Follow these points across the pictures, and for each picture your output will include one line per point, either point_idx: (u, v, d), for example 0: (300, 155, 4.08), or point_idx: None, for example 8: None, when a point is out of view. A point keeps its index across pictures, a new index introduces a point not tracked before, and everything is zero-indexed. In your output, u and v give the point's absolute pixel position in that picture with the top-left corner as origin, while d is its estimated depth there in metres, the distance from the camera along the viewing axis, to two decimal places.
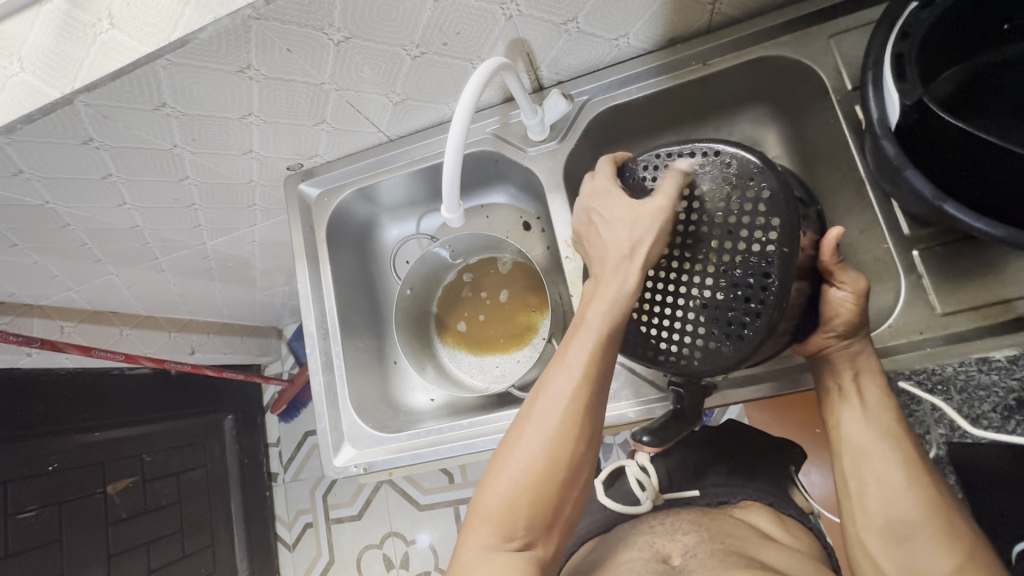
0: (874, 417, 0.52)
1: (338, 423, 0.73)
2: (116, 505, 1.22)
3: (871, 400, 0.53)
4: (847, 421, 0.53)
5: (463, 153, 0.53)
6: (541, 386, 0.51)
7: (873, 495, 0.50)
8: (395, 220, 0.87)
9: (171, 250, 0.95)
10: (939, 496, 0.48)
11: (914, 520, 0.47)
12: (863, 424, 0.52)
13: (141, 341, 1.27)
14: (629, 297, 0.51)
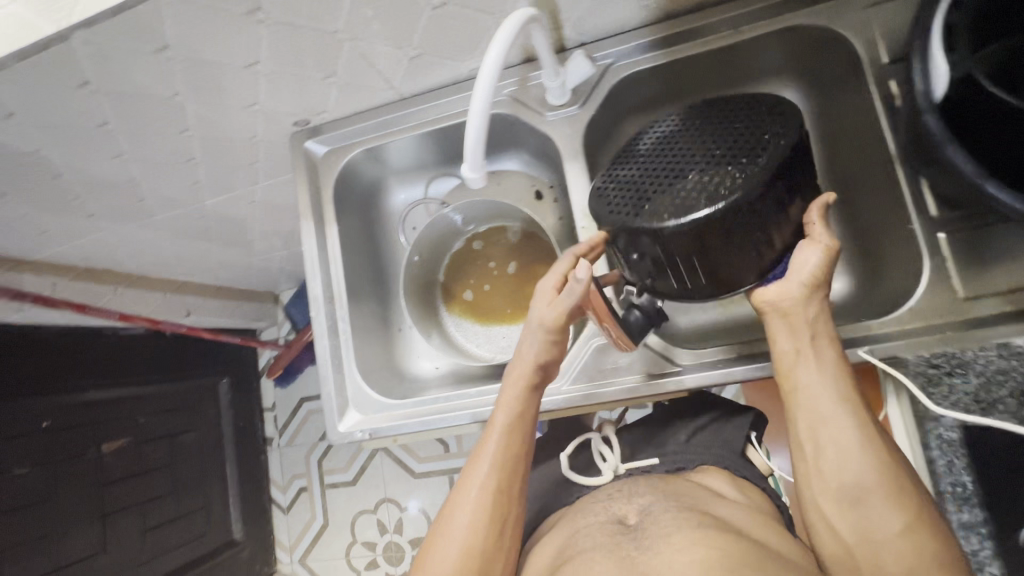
0: (832, 381, 0.54)
1: (343, 388, 0.72)
2: (109, 466, 1.21)
3: (829, 363, 0.54)
4: (805, 379, 0.55)
5: (489, 112, 0.52)
6: (463, 488, 0.62)
7: (829, 459, 0.53)
8: (403, 184, 0.85)
9: (167, 207, 0.92)
10: (888, 456, 0.51)
11: (868, 482, 0.51)
12: (820, 381, 0.54)
13: (136, 301, 1.25)
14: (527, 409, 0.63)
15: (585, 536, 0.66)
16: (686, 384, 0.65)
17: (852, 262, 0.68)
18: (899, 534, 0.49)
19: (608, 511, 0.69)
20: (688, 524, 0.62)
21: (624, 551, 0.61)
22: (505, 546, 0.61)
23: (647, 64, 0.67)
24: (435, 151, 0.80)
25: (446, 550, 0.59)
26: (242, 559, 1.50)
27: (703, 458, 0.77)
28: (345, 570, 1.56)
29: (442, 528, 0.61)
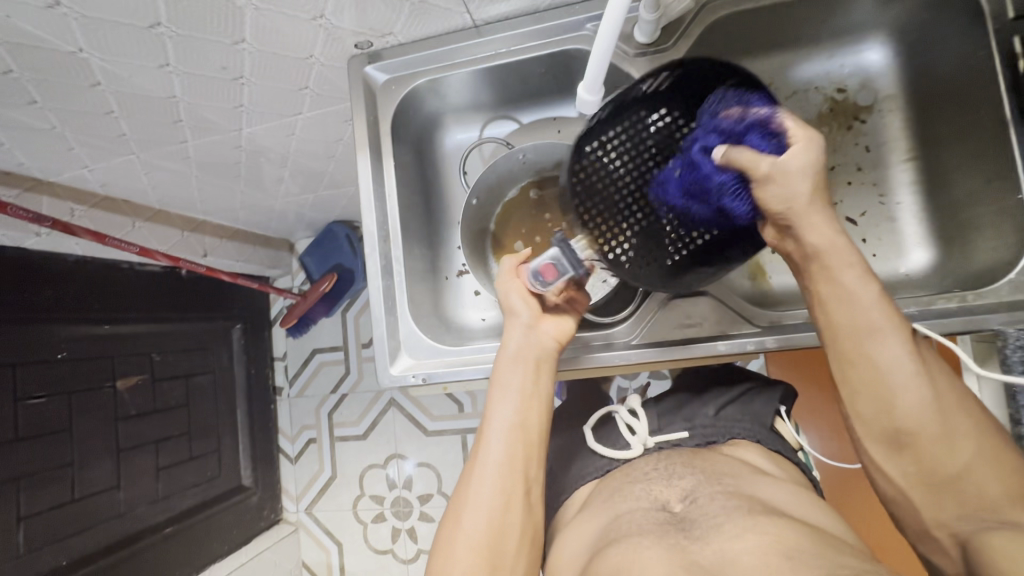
0: (874, 319, 0.52)
1: (395, 331, 0.69)
2: (126, 400, 1.19)
3: (869, 299, 0.52)
4: (833, 313, 0.54)
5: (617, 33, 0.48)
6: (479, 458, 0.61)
7: (872, 406, 0.53)
8: (459, 123, 0.80)
9: (203, 133, 0.86)
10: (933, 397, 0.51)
11: (915, 426, 0.51)
12: (851, 314, 0.53)
13: (154, 236, 1.19)
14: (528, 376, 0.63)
15: (628, 519, 0.64)
16: (764, 347, 0.63)
17: (935, 233, 0.67)
18: (960, 471, 0.50)
19: (649, 497, 0.67)
20: (749, 502, 0.61)
21: (672, 539, 0.58)
22: (524, 513, 0.60)
23: (747, 4, 0.62)
24: (496, 89, 0.75)
25: (470, 516, 0.59)
26: (252, 504, 1.50)
27: (734, 430, 0.76)
28: (352, 522, 1.56)
29: (464, 493, 0.61)
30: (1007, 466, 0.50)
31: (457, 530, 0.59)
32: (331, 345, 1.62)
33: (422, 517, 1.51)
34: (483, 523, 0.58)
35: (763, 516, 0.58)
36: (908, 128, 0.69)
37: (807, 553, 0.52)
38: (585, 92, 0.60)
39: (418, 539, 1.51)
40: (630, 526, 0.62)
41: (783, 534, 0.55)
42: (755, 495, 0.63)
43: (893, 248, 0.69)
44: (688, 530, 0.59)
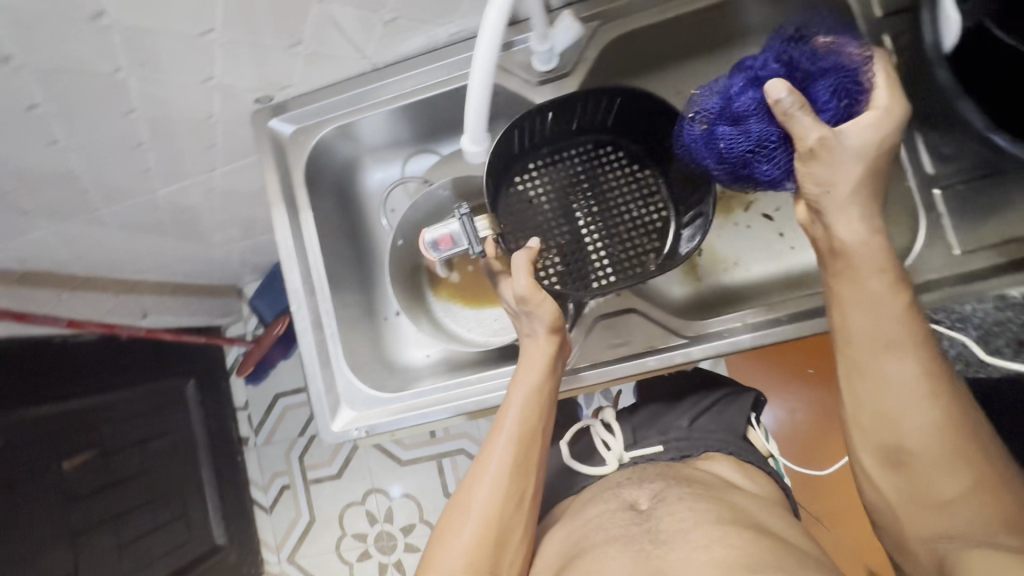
0: (879, 315, 0.53)
1: (333, 385, 0.67)
2: (76, 480, 1.12)
3: (880, 292, 0.53)
4: (858, 327, 0.54)
5: (491, 82, 0.52)
6: (479, 468, 0.64)
7: (876, 417, 0.53)
8: (378, 162, 0.79)
9: (115, 199, 0.83)
10: (945, 414, 0.51)
11: (917, 444, 0.52)
12: (873, 330, 0.53)
13: (85, 305, 1.14)
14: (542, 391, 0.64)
15: (599, 524, 0.70)
16: (691, 357, 0.66)
17: None
18: (941, 456, 0.51)
19: (619, 498, 0.73)
20: (718, 508, 0.67)
21: (638, 543, 0.65)
22: (524, 514, 0.63)
23: (636, 25, 0.64)
24: (411, 129, 0.75)
25: (464, 527, 0.61)
26: (229, 562, 1.45)
27: (705, 442, 0.82)
28: (336, 564, 1.53)
29: (462, 504, 0.63)
30: (983, 459, 0.50)
31: (450, 538, 0.61)
32: (293, 388, 1.58)
33: (407, 549, 1.49)
34: (477, 534, 0.60)
35: (730, 527, 0.63)
36: None
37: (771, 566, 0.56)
38: (471, 144, 0.63)
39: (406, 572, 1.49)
40: (602, 533, 0.68)
41: (742, 540, 0.61)
42: (726, 500, 0.69)
43: (808, 239, 0.73)
44: (653, 534, 0.66)
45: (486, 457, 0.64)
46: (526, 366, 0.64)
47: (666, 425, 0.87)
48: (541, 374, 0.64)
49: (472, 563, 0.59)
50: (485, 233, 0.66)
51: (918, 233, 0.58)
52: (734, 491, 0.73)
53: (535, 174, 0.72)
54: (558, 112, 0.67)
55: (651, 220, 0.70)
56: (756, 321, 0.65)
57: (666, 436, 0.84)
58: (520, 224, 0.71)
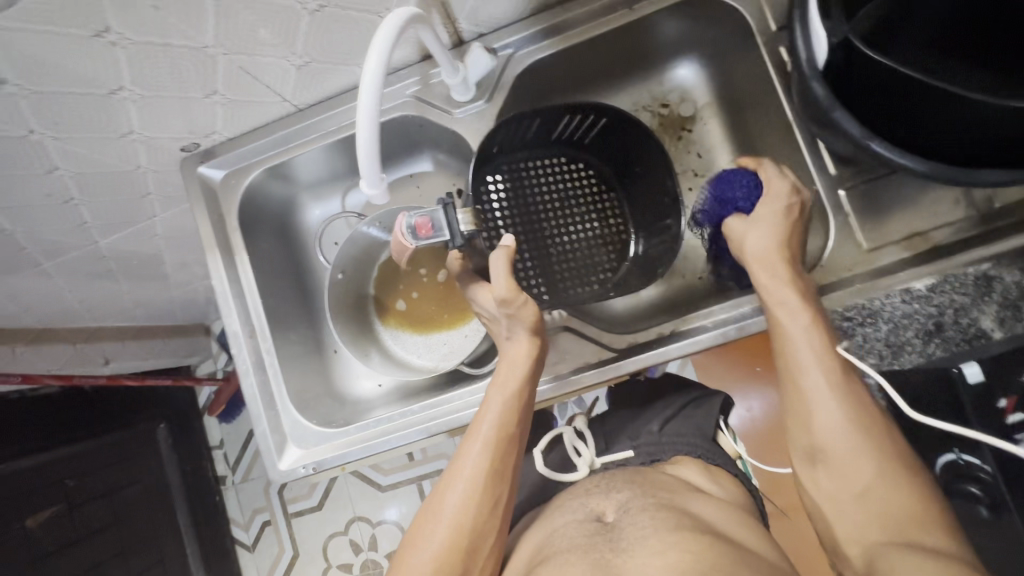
0: (800, 351, 0.58)
1: (279, 425, 0.67)
2: (40, 538, 1.10)
3: (798, 330, 0.58)
4: (788, 325, 0.59)
5: (378, 125, 0.49)
6: (453, 472, 0.62)
7: (806, 416, 0.57)
8: (317, 199, 0.80)
9: (55, 254, 0.83)
10: (862, 411, 0.55)
11: (839, 440, 0.55)
12: (801, 330, 0.58)
13: (41, 358, 1.12)
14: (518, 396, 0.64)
15: (562, 535, 0.70)
16: (624, 371, 0.68)
17: None
18: (869, 490, 0.52)
19: (586, 509, 0.73)
20: (678, 516, 0.67)
21: (598, 553, 0.64)
22: (498, 518, 0.61)
23: (549, 50, 0.66)
24: (347, 164, 0.77)
25: (436, 530, 0.59)
26: None
27: (675, 447, 0.83)
28: None
29: (433, 510, 0.61)
30: (920, 494, 0.51)
31: (419, 544, 0.59)
32: None
33: None
34: (449, 538, 0.58)
35: (689, 533, 0.64)
36: (727, 131, 0.75)
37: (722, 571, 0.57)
38: (371, 188, 0.55)
39: None
40: (564, 541, 0.69)
41: (702, 548, 0.61)
42: (688, 510, 0.69)
43: None
44: (615, 541, 0.66)
45: (461, 461, 0.62)
46: (506, 368, 0.65)
47: (636, 430, 0.88)
48: (519, 376, 0.65)
49: (443, 568, 0.57)
50: (465, 228, 0.65)
51: (830, 232, 0.64)
52: (697, 494, 0.73)
53: (506, 177, 0.73)
54: (541, 121, 0.69)
55: (611, 236, 0.75)
56: (686, 330, 0.68)
57: (636, 441, 0.86)
58: (491, 226, 0.71)
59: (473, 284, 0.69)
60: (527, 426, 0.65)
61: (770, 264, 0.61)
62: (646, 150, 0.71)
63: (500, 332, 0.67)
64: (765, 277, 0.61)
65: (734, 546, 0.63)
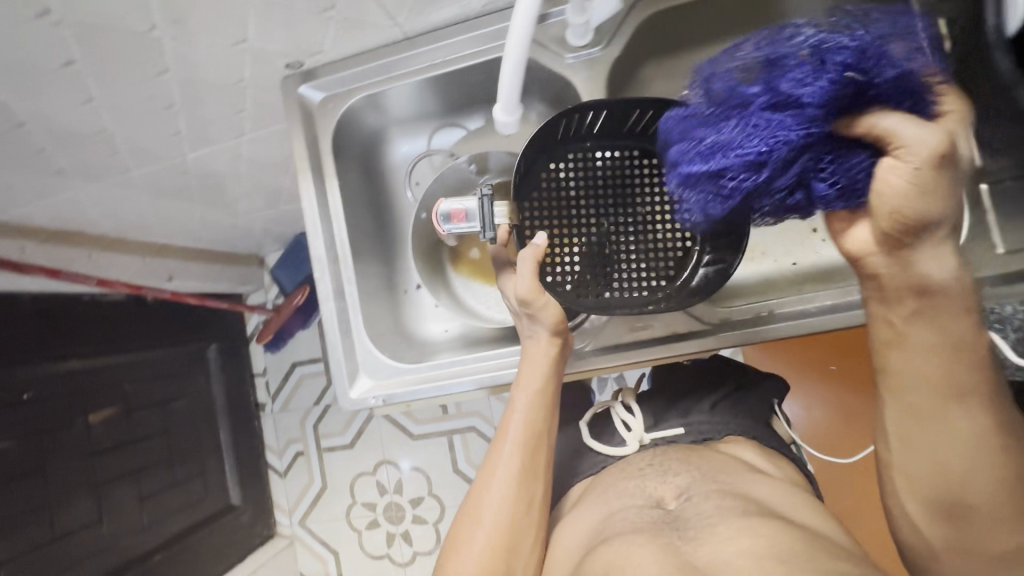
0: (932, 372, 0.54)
1: (352, 352, 0.68)
2: (99, 434, 1.16)
3: (949, 346, 0.53)
4: (914, 359, 0.54)
5: (534, 23, 0.50)
6: (488, 471, 0.67)
7: (929, 463, 0.55)
8: (405, 133, 0.79)
9: (145, 162, 0.84)
10: (1007, 467, 0.53)
11: (977, 495, 0.53)
12: (932, 365, 0.54)
13: (114, 265, 1.16)
14: (539, 396, 0.66)
15: (621, 517, 0.70)
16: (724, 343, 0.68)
17: None
18: (1004, 553, 0.53)
19: (644, 494, 0.72)
20: (746, 505, 0.66)
21: (667, 538, 0.64)
22: (532, 520, 0.65)
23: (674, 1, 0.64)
24: (441, 101, 0.75)
25: (477, 534, 0.64)
26: (241, 523, 1.49)
27: (729, 428, 0.81)
28: (346, 531, 1.57)
29: (472, 512, 0.66)
30: None
31: (462, 548, 0.64)
32: (311, 358, 1.61)
33: (415, 521, 1.53)
34: (488, 542, 0.63)
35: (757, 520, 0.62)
36: None
37: (799, 556, 0.55)
38: (502, 113, 0.63)
39: (412, 541, 1.53)
40: (623, 523, 0.68)
41: (775, 536, 0.59)
42: (751, 497, 0.68)
43: None
44: (681, 530, 0.65)
45: (495, 463, 0.67)
46: (528, 371, 0.67)
47: (687, 408, 0.86)
48: (542, 376, 0.67)
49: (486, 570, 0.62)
50: (499, 222, 0.66)
51: None
52: (762, 482, 0.71)
53: (570, 167, 0.69)
54: (609, 112, 0.66)
55: (677, 246, 0.68)
56: (788, 312, 0.68)
57: (687, 418, 0.84)
58: (544, 215, 0.68)
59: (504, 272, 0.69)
60: (553, 422, 0.68)
61: (935, 265, 0.51)
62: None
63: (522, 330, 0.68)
64: (932, 286, 0.52)
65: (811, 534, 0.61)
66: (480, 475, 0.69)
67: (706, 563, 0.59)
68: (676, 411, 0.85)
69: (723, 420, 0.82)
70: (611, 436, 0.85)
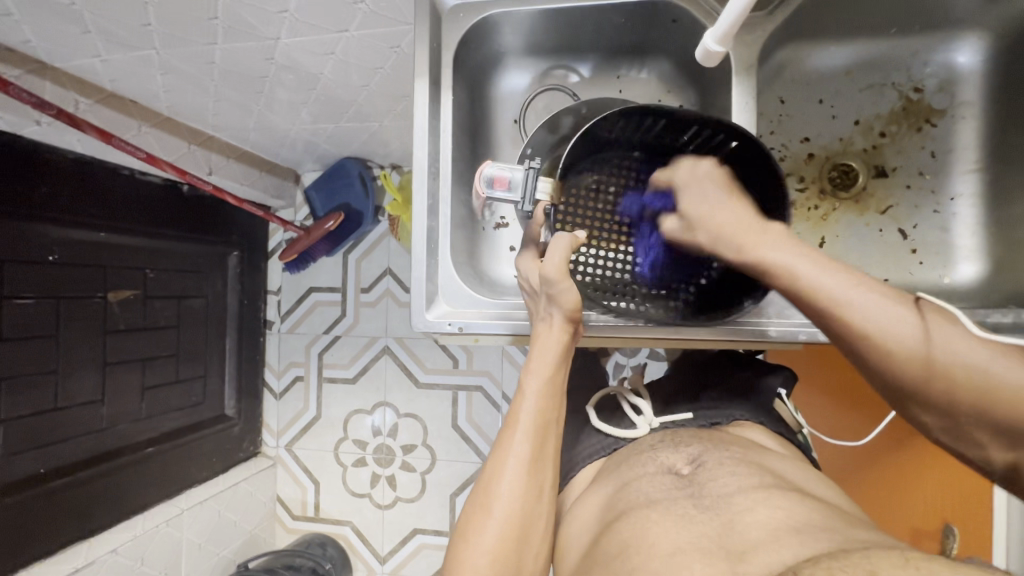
0: (891, 319, 0.47)
1: (435, 275, 0.68)
2: (116, 313, 1.14)
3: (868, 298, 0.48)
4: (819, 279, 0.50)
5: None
6: (497, 459, 0.62)
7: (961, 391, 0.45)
8: (518, 66, 0.77)
9: (234, 36, 0.80)
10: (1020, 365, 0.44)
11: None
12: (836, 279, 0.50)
13: (161, 144, 1.10)
14: (549, 382, 0.63)
15: (637, 487, 0.61)
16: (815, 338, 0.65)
17: (989, 247, 0.68)
18: None
19: (655, 462, 0.64)
20: (762, 474, 0.58)
21: (681, 507, 0.56)
22: (543, 509, 0.61)
23: None
24: (567, 37, 0.72)
25: (487, 525, 0.59)
26: (232, 434, 1.47)
27: (737, 412, 0.72)
28: (331, 463, 1.53)
29: (483, 500, 0.61)
30: None
31: (474, 540, 0.58)
32: (329, 286, 1.53)
33: (403, 467, 1.49)
34: (501, 532, 0.58)
35: (779, 490, 0.55)
36: (981, 136, 0.70)
37: (816, 527, 0.49)
38: (711, 42, 0.58)
39: (396, 487, 1.49)
40: (641, 495, 0.60)
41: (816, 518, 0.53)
42: (771, 468, 0.60)
43: (943, 260, 0.70)
44: (697, 497, 0.57)
45: (501, 451, 0.62)
46: (537, 355, 0.63)
47: (696, 393, 0.77)
48: (551, 361, 0.63)
49: (499, 558, 0.57)
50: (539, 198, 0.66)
51: None
52: (795, 473, 0.63)
53: (614, 171, 0.69)
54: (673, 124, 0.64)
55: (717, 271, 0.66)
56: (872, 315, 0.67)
57: (696, 403, 0.75)
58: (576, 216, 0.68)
59: (526, 249, 0.67)
60: (561, 410, 0.65)
61: (818, 266, 0.51)
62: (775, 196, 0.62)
63: (537, 311, 0.64)
64: (831, 286, 0.49)
65: (842, 517, 0.54)
66: (488, 465, 0.63)
67: (722, 531, 0.52)
68: (689, 394, 0.77)
69: (734, 402, 0.74)
70: (619, 419, 0.77)
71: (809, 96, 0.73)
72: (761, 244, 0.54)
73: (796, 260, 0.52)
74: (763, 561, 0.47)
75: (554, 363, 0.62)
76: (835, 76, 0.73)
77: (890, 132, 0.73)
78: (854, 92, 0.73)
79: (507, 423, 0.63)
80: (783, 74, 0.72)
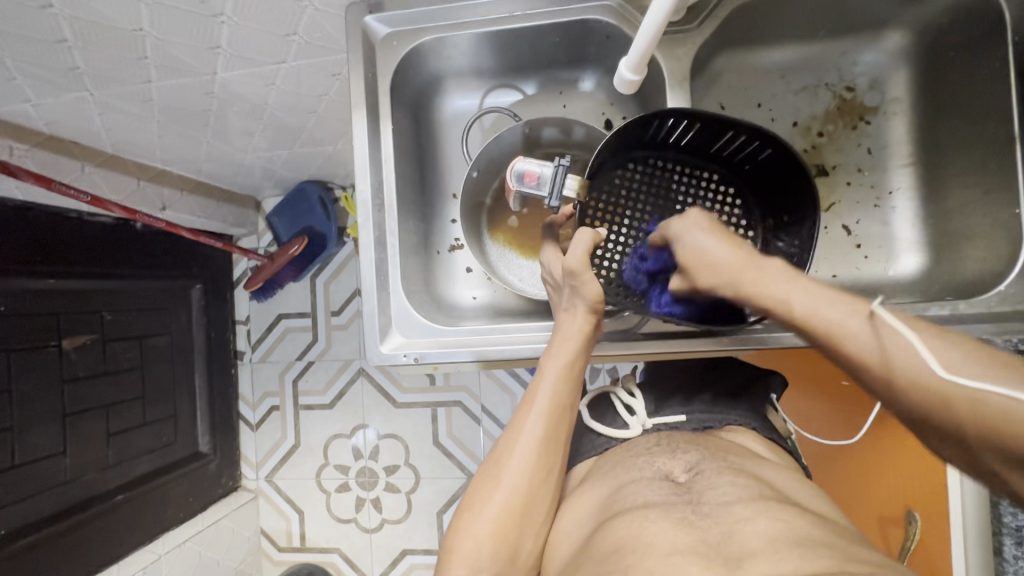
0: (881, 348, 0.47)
1: (387, 306, 0.68)
2: (73, 361, 1.11)
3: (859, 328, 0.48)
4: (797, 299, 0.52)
5: (662, 20, 0.53)
6: (510, 441, 0.62)
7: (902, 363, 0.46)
8: (461, 88, 0.77)
9: (171, 74, 0.78)
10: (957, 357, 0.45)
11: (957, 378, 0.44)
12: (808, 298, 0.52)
13: (105, 182, 1.07)
14: (573, 370, 0.63)
15: (632, 492, 0.61)
16: (767, 343, 0.65)
17: (927, 239, 0.71)
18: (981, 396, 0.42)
19: (653, 467, 0.64)
20: (762, 485, 0.58)
21: (680, 512, 0.56)
22: (549, 492, 0.62)
23: None
24: (503, 58, 0.73)
25: (492, 497, 0.60)
26: (209, 471, 1.43)
27: (731, 417, 0.73)
28: (314, 491, 1.51)
29: (491, 473, 0.62)
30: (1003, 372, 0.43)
31: (479, 510, 0.60)
32: (298, 312, 1.51)
33: (387, 489, 1.47)
34: (504, 506, 0.59)
35: (781, 504, 0.55)
36: (912, 132, 0.73)
37: (817, 539, 0.49)
38: (627, 70, 0.61)
39: (382, 509, 1.48)
40: (638, 498, 0.59)
41: (805, 516, 0.53)
42: (766, 479, 0.61)
43: (887, 253, 0.72)
44: (697, 505, 0.57)
45: (515, 434, 0.62)
46: (560, 341, 0.63)
47: (690, 394, 0.76)
48: (573, 349, 0.62)
49: (498, 538, 0.58)
50: (567, 193, 0.66)
51: (998, 254, 0.64)
52: (779, 471, 0.63)
53: (643, 172, 0.70)
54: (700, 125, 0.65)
55: None
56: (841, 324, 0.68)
57: (689, 405, 0.74)
58: (607, 217, 0.70)
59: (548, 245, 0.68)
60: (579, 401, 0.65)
61: (815, 300, 0.51)
62: (804, 192, 0.64)
63: (561, 300, 0.65)
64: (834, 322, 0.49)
65: (829, 520, 0.54)
66: (502, 438, 0.64)
67: (721, 539, 0.52)
68: (676, 394, 0.77)
69: (726, 407, 0.74)
70: (612, 418, 0.76)
71: (748, 100, 0.75)
72: (759, 278, 0.55)
73: (795, 292, 0.52)
74: (761, 565, 0.47)
75: (576, 355, 0.62)
76: (771, 79, 0.74)
77: (827, 131, 0.74)
78: (789, 94, 0.75)
79: (523, 406, 0.64)
80: (720, 82, 0.74)
